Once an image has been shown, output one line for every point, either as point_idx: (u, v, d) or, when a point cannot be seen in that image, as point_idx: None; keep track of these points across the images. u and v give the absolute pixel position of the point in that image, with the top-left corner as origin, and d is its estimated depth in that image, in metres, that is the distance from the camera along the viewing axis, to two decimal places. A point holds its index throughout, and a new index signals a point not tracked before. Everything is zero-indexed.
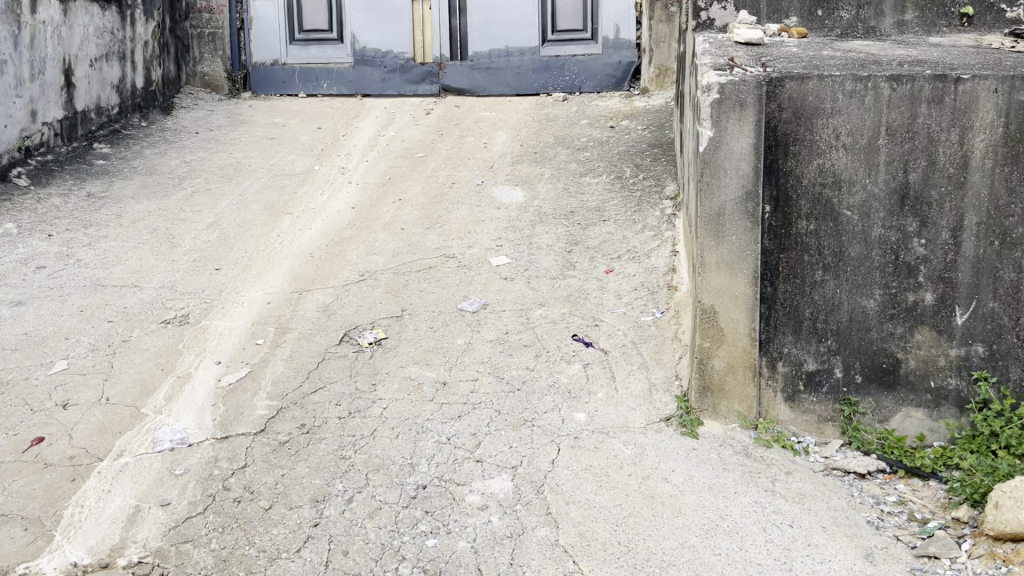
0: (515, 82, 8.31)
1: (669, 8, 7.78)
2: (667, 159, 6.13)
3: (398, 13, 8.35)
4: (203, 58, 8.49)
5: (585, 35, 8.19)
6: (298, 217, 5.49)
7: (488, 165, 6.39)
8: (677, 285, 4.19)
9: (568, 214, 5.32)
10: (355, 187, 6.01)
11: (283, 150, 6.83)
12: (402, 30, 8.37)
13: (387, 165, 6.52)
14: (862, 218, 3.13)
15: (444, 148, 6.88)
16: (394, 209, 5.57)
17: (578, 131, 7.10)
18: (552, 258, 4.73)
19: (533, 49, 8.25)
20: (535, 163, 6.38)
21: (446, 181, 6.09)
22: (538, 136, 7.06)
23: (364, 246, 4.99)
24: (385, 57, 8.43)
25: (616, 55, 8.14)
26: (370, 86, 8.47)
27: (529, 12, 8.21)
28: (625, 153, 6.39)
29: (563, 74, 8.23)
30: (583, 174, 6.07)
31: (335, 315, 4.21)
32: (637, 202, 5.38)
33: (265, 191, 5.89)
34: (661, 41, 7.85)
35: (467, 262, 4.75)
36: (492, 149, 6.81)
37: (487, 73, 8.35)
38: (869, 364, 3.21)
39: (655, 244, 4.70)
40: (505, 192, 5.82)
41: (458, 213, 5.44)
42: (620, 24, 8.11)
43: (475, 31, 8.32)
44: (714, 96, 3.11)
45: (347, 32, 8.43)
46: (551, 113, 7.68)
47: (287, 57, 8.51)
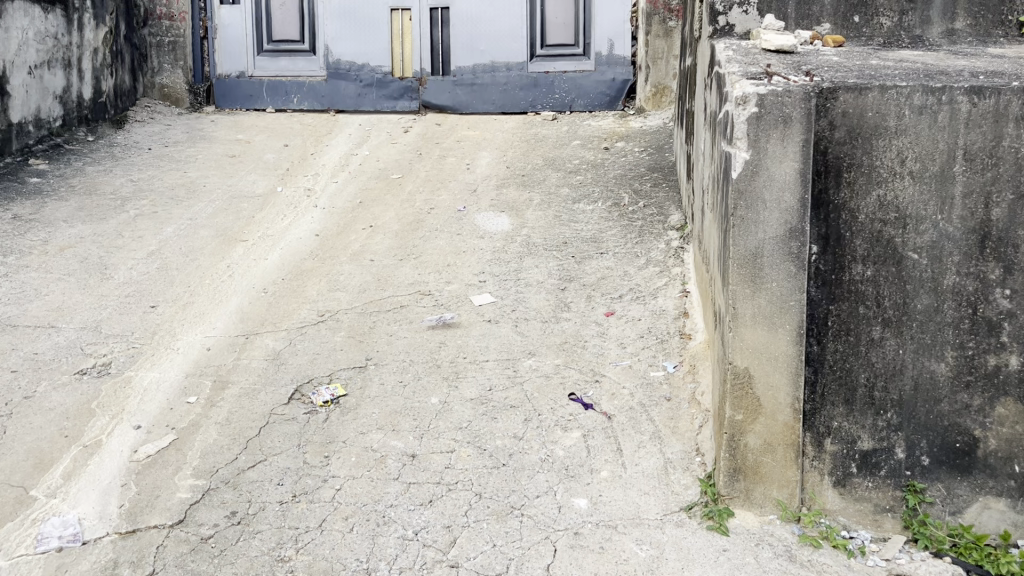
0: (501, 99, 7.72)
1: (668, 22, 7.25)
2: (669, 184, 5.54)
3: (375, 24, 7.76)
4: (162, 68, 7.83)
5: (576, 51, 7.63)
6: (253, 245, 4.84)
7: (470, 189, 5.77)
8: (691, 333, 3.57)
9: (560, 246, 4.70)
10: (321, 212, 5.37)
11: (243, 170, 6.19)
12: (380, 42, 7.78)
13: (359, 186, 5.89)
14: (932, 263, 2.53)
15: (423, 169, 6.26)
16: (363, 237, 4.93)
17: (569, 153, 6.51)
18: (542, 296, 4.10)
19: (520, 65, 7.67)
20: (523, 188, 5.77)
21: (423, 205, 5.47)
22: (526, 157, 6.46)
23: (327, 280, 4.34)
24: (361, 71, 7.82)
25: (610, 72, 7.58)
26: (343, 102, 7.86)
27: (516, 24, 7.64)
28: (621, 178, 5.80)
29: (552, 92, 7.65)
30: (576, 200, 5.46)
31: (286, 365, 3.55)
32: (638, 232, 4.78)
33: (219, 215, 5.24)
34: (659, 57, 7.31)
35: (445, 301, 4.11)
36: (475, 171, 6.20)
37: (470, 90, 7.76)
38: (938, 443, 2.59)
39: (662, 283, 4.09)
40: (490, 219, 5.20)
41: (436, 243, 4.81)
42: (614, 39, 7.55)
43: (458, 44, 7.73)
44: (751, 110, 2.49)
45: (320, 44, 7.82)
46: (540, 133, 7.09)
47: (255, 70, 7.90)
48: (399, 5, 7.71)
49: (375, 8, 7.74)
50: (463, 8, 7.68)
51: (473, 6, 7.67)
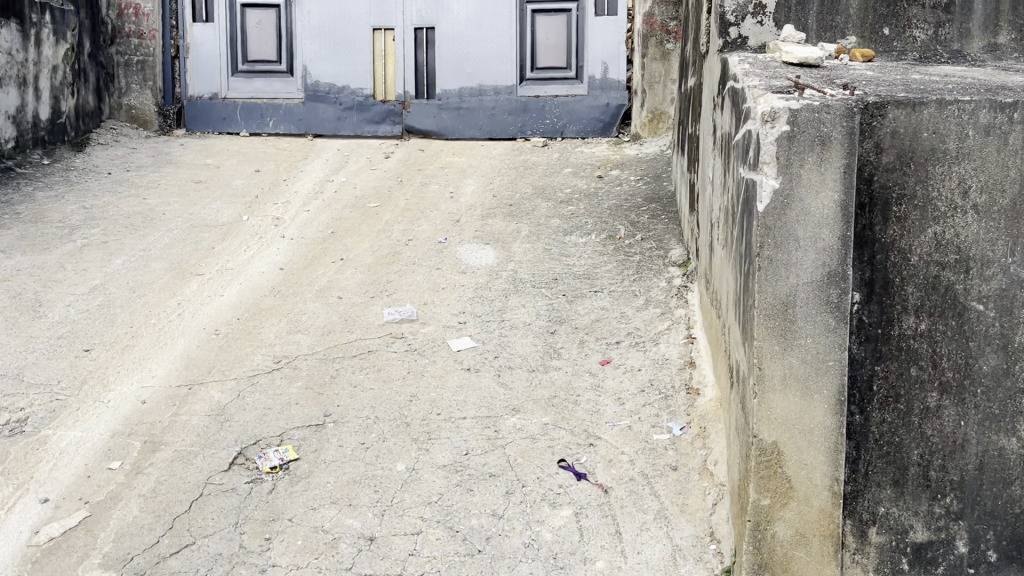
0: (489, 124, 7.30)
1: (665, 45, 6.89)
2: (668, 216, 5.11)
3: (356, 45, 7.37)
4: (130, 88, 7.41)
5: (569, 74, 7.24)
6: (209, 279, 4.37)
7: (453, 219, 5.33)
8: (700, 389, 3.10)
9: (549, 282, 4.25)
10: (289, 243, 4.92)
11: (208, 197, 5.73)
12: (361, 62, 7.38)
13: (332, 215, 5.44)
14: (997, 315, 2.32)
15: (402, 196, 5.82)
16: (332, 271, 4.48)
17: (559, 181, 6.08)
18: (529, 341, 3.64)
19: (509, 89, 7.27)
20: (510, 218, 5.33)
21: (400, 236, 5.02)
22: (514, 186, 6.04)
23: (288, 320, 3.87)
24: (341, 93, 7.42)
25: (603, 96, 7.19)
26: (322, 125, 7.43)
27: (505, 46, 7.24)
28: (616, 208, 5.37)
29: (543, 117, 7.24)
30: (567, 232, 5.03)
31: (231, 422, 3.07)
32: (636, 269, 4.33)
33: (176, 245, 4.78)
34: (656, 81, 6.94)
35: (419, 345, 3.64)
36: (459, 199, 5.75)
37: (456, 114, 7.34)
38: (1006, 528, 2.36)
39: (665, 326, 3.64)
40: (472, 252, 4.75)
41: (412, 278, 4.36)
42: (609, 62, 7.17)
43: (444, 66, 7.33)
44: (782, 128, 2.06)
45: (298, 65, 7.43)
46: (529, 160, 6.68)
47: (229, 91, 7.47)
48: (382, 24, 7.33)
49: (356, 27, 7.35)
50: (450, 28, 7.29)
51: (461, 26, 7.28)
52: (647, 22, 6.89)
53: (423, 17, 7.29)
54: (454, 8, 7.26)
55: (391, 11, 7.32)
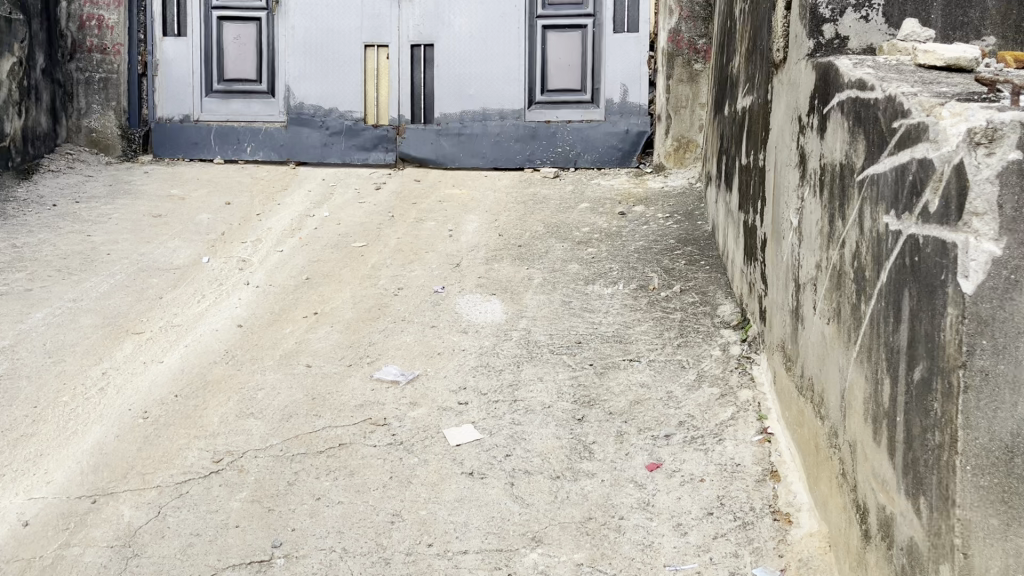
0: (493, 152, 6.52)
1: (693, 65, 6.09)
2: (708, 262, 4.28)
3: (347, 63, 6.61)
4: (91, 109, 6.60)
5: (583, 97, 6.46)
6: (148, 340, 3.51)
7: (452, 262, 4.50)
8: (792, 516, 2.30)
9: (570, 347, 3.41)
10: (254, 291, 4.07)
11: (166, 233, 4.90)
12: (351, 82, 6.61)
13: (308, 257, 4.61)
14: None
15: (393, 234, 5.00)
16: (301, 330, 3.62)
17: (574, 219, 5.27)
18: (550, 431, 2.78)
19: (516, 113, 6.50)
20: (520, 263, 4.50)
21: (388, 282, 4.20)
22: (523, 223, 5.23)
23: (240, 399, 3.02)
24: (328, 117, 6.64)
25: (622, 122, 6.40)
26: (307, 152, 6.66)
27: (512, 65, 6.47)
28: (644, 251, 4.54)
29: (554, 145, 6.45)
30: (588, 280, 4.20)
31: (142, 562, 2.25)
32: (679, 330, 3.49)
33: (115, 295, 3.94)
34: (682, 106, 6.13)
35: (406, 437, 2.79)
36: (459, 239, 4.92)
37: (457, 140, 6.56)
38: None
39: (727, 412, 2.79)
40: (476, 305, 3.92)
41: (400, 340, 3.51)
42: (628, 84, 6.39)
43: (444, 87, 6.57)
44: (1012, 156, 1.40)
45: (280, 84, 6.67)
46: (539, 194, 5.90)
47: (203, 113, 6.70)
48: (375, 40, 6.56)
49: (346, 44, 6.58)
50: (450, 45, 6.52)
51: (463, 43, 6.50)
52: (672, 39, 6.10)
53: (420, 33, 6.53)
54: (455, 24, 6.49)
55: (385, 26, 6.56)
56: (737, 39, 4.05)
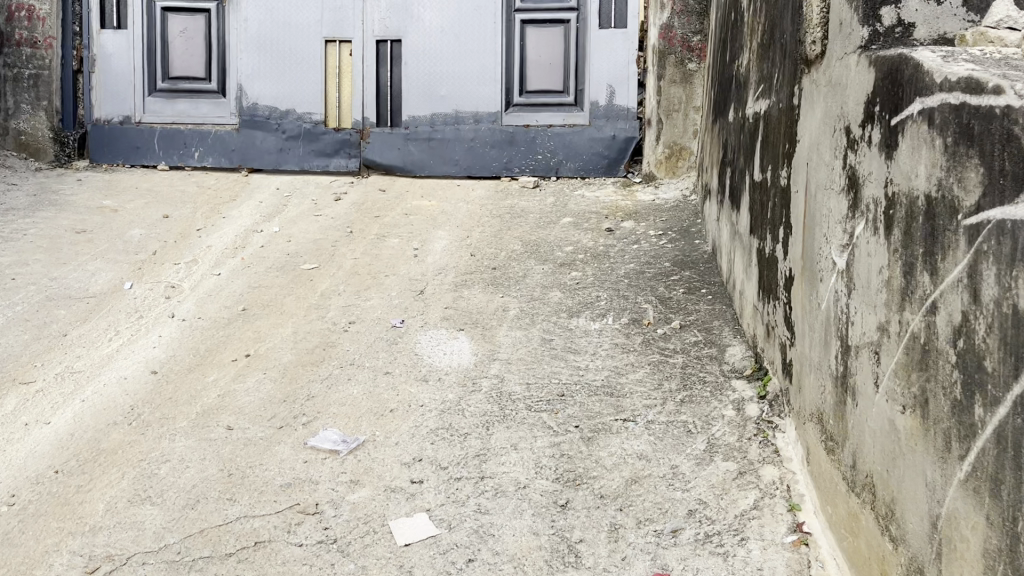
0: (467, 159, 5.94)
1: (687, 64, 5.53)
2: (710, 290, 3.72)
3: (306, 59, 5.99)
4: (19, 109, 5.96)
5: (565, 99, 5.88)
6: (36, 394, 2.88)
7: (414, 288, 3.91)
8: None
9: (550, 400, 2.83)
10: (178, 326, 3.45)
11: (87, 251, 4.27)
12: (310, 81, 6.00)
13: (249, 281, 3.99)
14: None
15: (350, 254, 4.40)
16: (227, 379, 3.01)
17: (556, 237, 4.70)
18: (525, 524, 2.21)
19: (492, 116, 5.92)
20: (493, 289, 3.91)
21: (337, 314, 3.60)
22: (498, 240, 4.65)
23: (136, 476, 2.41)
24: (284, 119, 6.03)
25: (609, 127, 5.83)
26: (261, 158, 6.05)
27: (488, 64, 5.89)
28: (634, 276, 3.97)
29: (534, 152, 5.87)
30: (572, 312, 3.61)
31: None
32: (681, 380, 2.91)
33: (10, 332, 3.31)
34: (675, 109, 5.57)
35: (341, 534, 2.20)
36: (425, 259, 4.32)
37: (426, 146, 5.97)
38: None
39: (748, 500, 2.23)
40: (440, 343, 3.32)
41: (346, 393, 2.91)
42: (615, 85, 5.81)
43: (412, 87, 5.97)
44: None
45: (232, 83, 6.05)
46: (516, 206, 5.33)
47: (146, 114, 6.08)
48: (336, 35, 5.95)
49: (304, 39, 5.97)
50: (420, 41, 5.92)
51: (434, 38, 5.91)
52: (664, 36, 5.54)
53: (387, 27, 5.93)
54: (425, 17, 5.90)
55: (347, 20, 5.95)
56: (745, 34, 3.49)
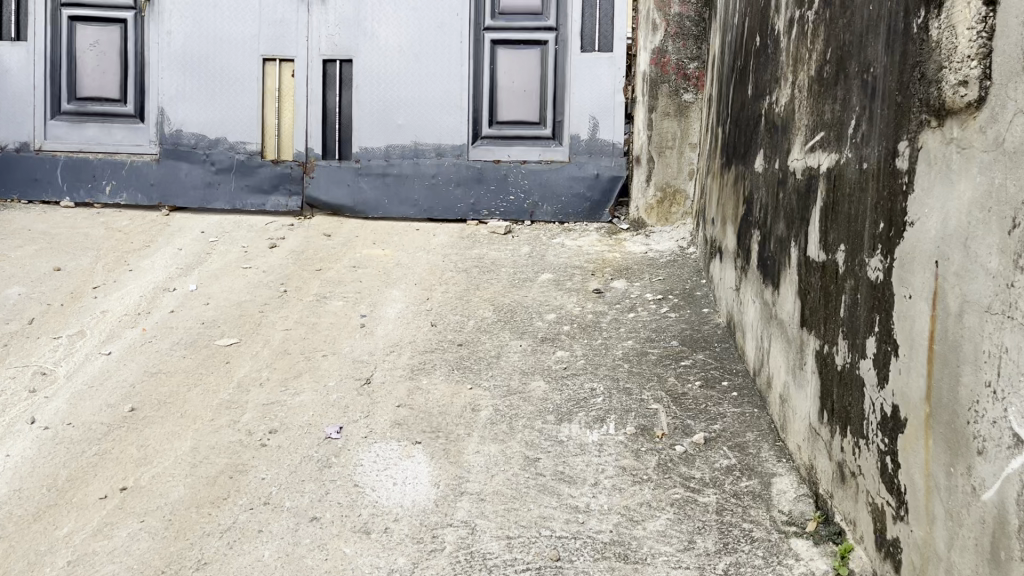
0: (428, 199, 5.16)
1: (683, 94, 4.81)
2: (732, 383, 2.97)
3: (239, 80, 5.16)
4: None
5: (541, 132, 5.11)
6: None
7: (359, 375, 3.09)
8: None
9: (540, 569, 2.06)
10: (35, 440, 2.60)
11: None
12: (244, 106, 5.17)
13: (146, 364, 3.12)
14: None
15: (282, 323, 3.57)
16: (86, 532, 2.18)
17: (534, 300, 3.90)
18: None
19: (456, 150, 5.14)
20: (458, 376, 3.10)
21: (255, 417, 2.77)
22: (465, 304, 3.85)
23: None
24: (213, 149, 5.19)
25: (591, 164, 5.07)
26: (185, 195, 5.20)
27: (453, 89, 5.11)
28: (635, 360, 3.20)
29: (505, 192, 5.11)
30: (562, 414, 2.81)
31: None
32: (718, 535, 2.15)
33: None
34: (668, 146, 4.85)
35: None
36: (374, 331, 3.51)
37: (380, 183, 5.17)
38: None
39: None
40: (388, 462, 2.51)
41: (252, 559, 2.08)
42: (599, 117, 5.05)
43: (364, 114, 5.16)
44: None
45: (152, 105, 5.19)
46: (485, 257, 4.55)
47: (48, 140, 5.19)
48: (276, 53, 5.14)
49: (239, 56, 5.15)
50: (374, 62, 5.12)
51: (390, 59, 5.12)
52: (656, 62, 4.81)
53: (335, 45, 5.12)
54: (380, 35, 5.11)
55: (290, 36, 5.14)
56: (783, 64, 2.76)
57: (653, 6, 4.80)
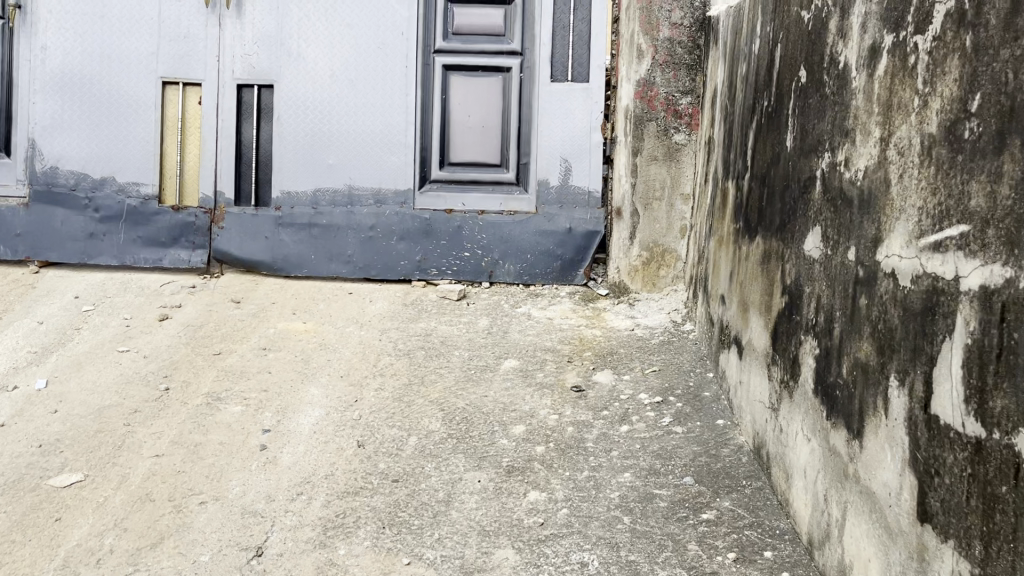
0: (364, 255, 4.24)
1: (673, 135, 4.01)
2: (779, 553, 2.12)
3: (132, 107, 4.20)
4: None
5: (502, 176, 4.25)
6: None
7: (247, 541, 2.20)
8: None
9: None
10: None
11: None
12: (137, 139, 4.21)
13: None
14: None
15: (151, 445, 2.62)
16: None
17: (495, 400, 3.00)
18: None
19: (400, 196, 4.24)
20: (390, 541, 2.20)
21: None
22: (405, 406, 2.95)
23: None
24: (97, 191, 4.22)
25: (562, 216, 4.21)
26: (61, 247, 4.22)
27: (396, 123, 4.22)
28: (637, 511, 2.33)
29: (458, 248, 4.22)
30: None
31: None
32: None
33: None
34: (655, 197, 4.02)
35: None
36: (277, 459, 2.59)
37: (306, 235, 4.24)
38: None
39: None
40: None
41: None
42: (572, 159, 4.20)
43: (286, 151, 4.24)
44: None
45: (22, 137, 4.21)
46: (433, 333, 3.64)
47: None
48: (178, 75, 4.21)
49: (132, 78, 4.20)
50: (299, 88, 4.21)
51: (319, 85, 4.21)
52: (642, 95, 3.99)
53: (252, 67, 4.21)
54: (307, 56, 4.20)
55: (196, 55, 4.21)
56: (859, 114, 1.94)
57: (639, 28, 3.97)
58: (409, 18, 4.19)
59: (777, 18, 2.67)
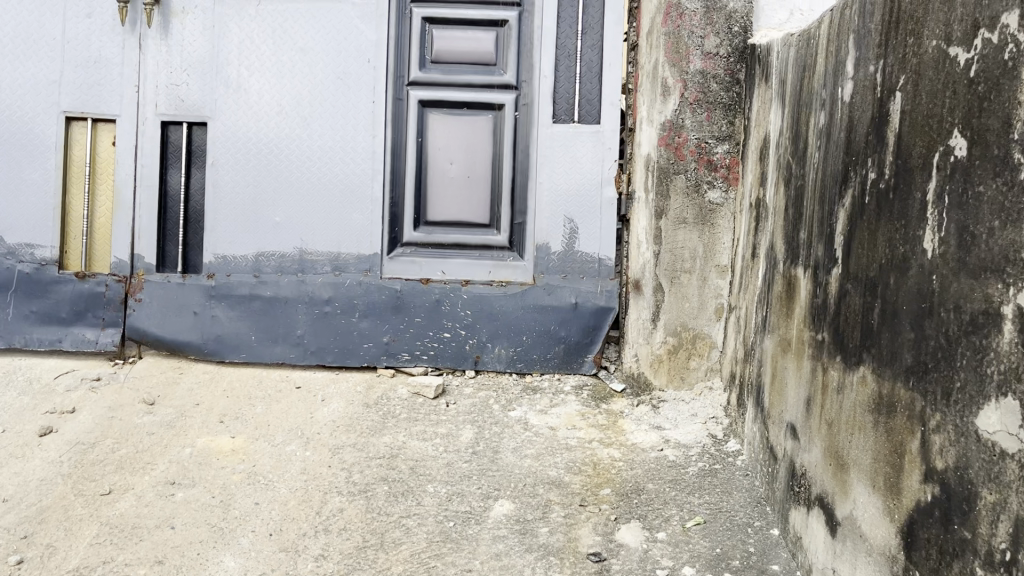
0: (318, 336, 3.38)
1: (707, 191, 3.18)
2: None
3: (25, 148, 3.34)
4: None
5: (492, 239, 3.41)
6: None
7: None
8: None
9: None
10: None
11: None
12: (32, 188, 3.34)
13: None
14: None
15: None
16: None
17: None
18: None
19: (363, 263, 3.39)
20: None
21: None
22: None
23: None
24: None
25: (566, 288, 3.37)
26: None
27: (359, 170, 3.38)
28: None
29: (436, 328, 3.38)
30: None
31: None
32: None
33: None
34: (684, 270, 3.20)
35: None
36: None
37: (245, 311, 3.38)
38: None
39: None
40: None
41: None
42: (578, 219, 3.37)
43: (221, 205, 3.38)
44: None
45: None
46: (403, 452, 2.79)
47: None
48: (87, 109, 3.35)
49: (27, 113, 3.33)
50: (239, 127, 3.36)
51: (263, 123, 3.36)
52: (668, 142, 3.17)
53: (180, 100, 3.36)
54: (249, 87, 3.35)
55: (110, 85, 3.35)
56: None
57: (663, 57, 3.17)
58: (378, 42, 3.35)
59: (893, 54, 1.85)
